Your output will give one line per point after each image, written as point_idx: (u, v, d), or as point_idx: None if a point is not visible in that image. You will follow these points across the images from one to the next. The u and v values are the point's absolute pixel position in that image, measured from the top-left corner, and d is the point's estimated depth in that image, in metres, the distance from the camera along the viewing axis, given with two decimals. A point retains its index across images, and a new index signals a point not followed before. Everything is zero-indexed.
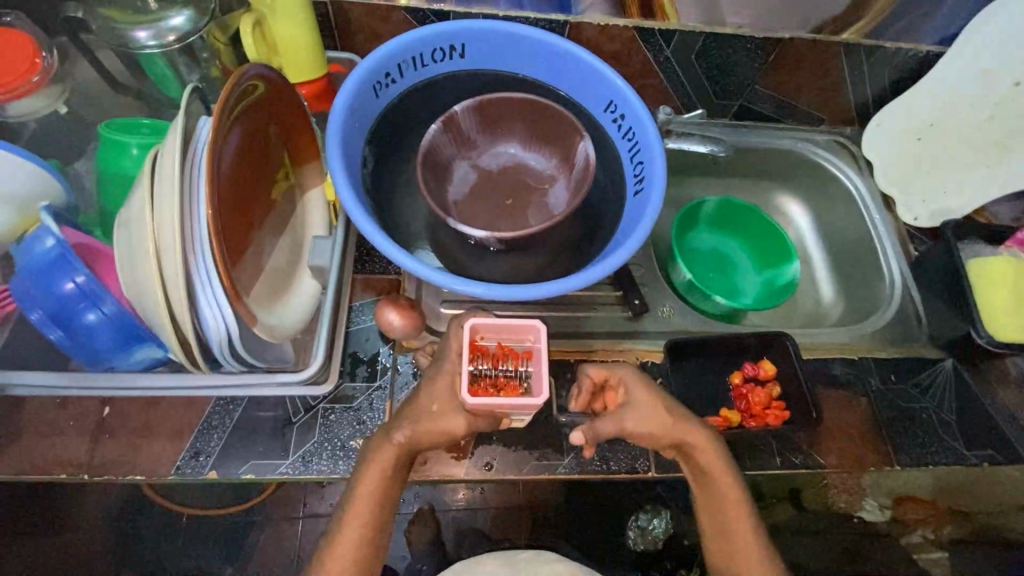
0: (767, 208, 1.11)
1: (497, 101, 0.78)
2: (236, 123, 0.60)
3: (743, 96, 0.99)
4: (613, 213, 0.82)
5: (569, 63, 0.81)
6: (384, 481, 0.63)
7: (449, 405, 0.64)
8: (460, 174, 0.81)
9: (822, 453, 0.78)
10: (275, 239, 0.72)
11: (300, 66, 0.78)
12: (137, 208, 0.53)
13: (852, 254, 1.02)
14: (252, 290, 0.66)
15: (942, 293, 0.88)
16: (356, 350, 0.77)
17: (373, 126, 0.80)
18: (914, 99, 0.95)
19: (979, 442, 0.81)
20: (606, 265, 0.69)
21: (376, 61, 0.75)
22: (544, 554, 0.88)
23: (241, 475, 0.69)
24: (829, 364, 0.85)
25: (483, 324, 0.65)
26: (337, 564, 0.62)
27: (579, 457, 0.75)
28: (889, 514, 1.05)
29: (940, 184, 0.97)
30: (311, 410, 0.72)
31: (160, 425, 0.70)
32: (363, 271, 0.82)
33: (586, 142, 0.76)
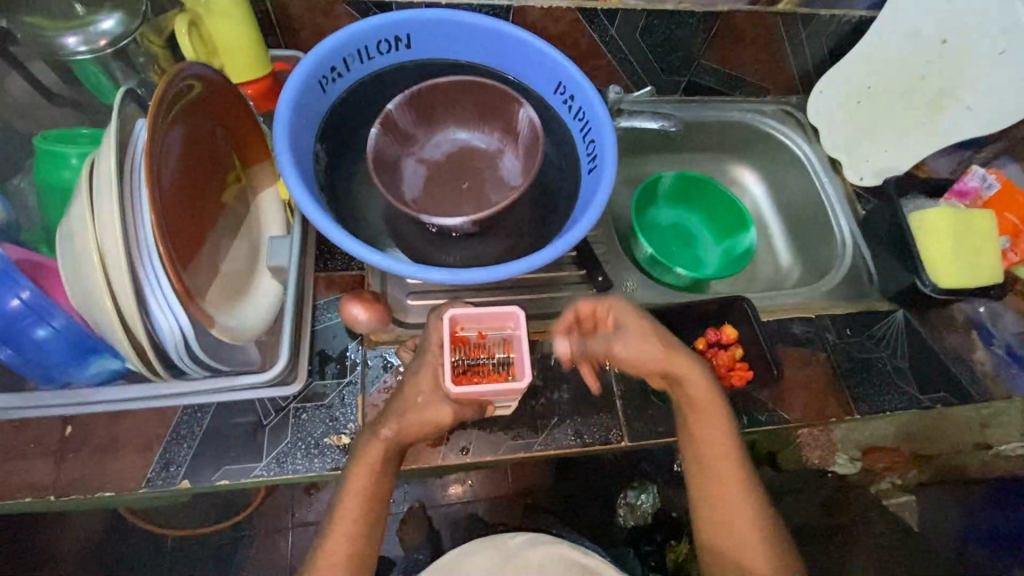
0: (722, 179, 1.14)
1: (440, 89, 0.78)
2: (175, 125, 0.59)
3: (690, 71, 1.01)
4: (570, 193, 0.84)
5: (514, 47, 0.81)
6: (373, 478, 0.60)
7: (434, 396, 0.62)
8: (410, 171, 0.81)
9: (786, 409, 0.81)
10: (230, 241, 0.71)
11: (241, 65, 0.77)
12: (77, 216, 0.51)
13: (805, 218, 1.06)
14: (209, 292, 0.64)
15: (889, 247, 0.91)
16: (324, 348, 0.76)
17: (323, 122, 0.79)
18: (851, 64, 0.99)
19: (932, 386, 0.85)
20: (563, 243, 0.70)
21: (319, 55, 0.74)
22: (535, 538, 0.86)
23: (215, 481, 0.68)
24: (788, 323, 0.88)
25: (462, 314, 0.64)
26: (331, 563, 0.59)
27: (553, 434, 0.76)
28: (860, 466, 1.04)
29: (880, 144, 1.01)
30: (283, 410, 0.72)
31: (126, 438, 0.69)
32: (326, 269, 0.81)
33: (527, 108, 0.77)
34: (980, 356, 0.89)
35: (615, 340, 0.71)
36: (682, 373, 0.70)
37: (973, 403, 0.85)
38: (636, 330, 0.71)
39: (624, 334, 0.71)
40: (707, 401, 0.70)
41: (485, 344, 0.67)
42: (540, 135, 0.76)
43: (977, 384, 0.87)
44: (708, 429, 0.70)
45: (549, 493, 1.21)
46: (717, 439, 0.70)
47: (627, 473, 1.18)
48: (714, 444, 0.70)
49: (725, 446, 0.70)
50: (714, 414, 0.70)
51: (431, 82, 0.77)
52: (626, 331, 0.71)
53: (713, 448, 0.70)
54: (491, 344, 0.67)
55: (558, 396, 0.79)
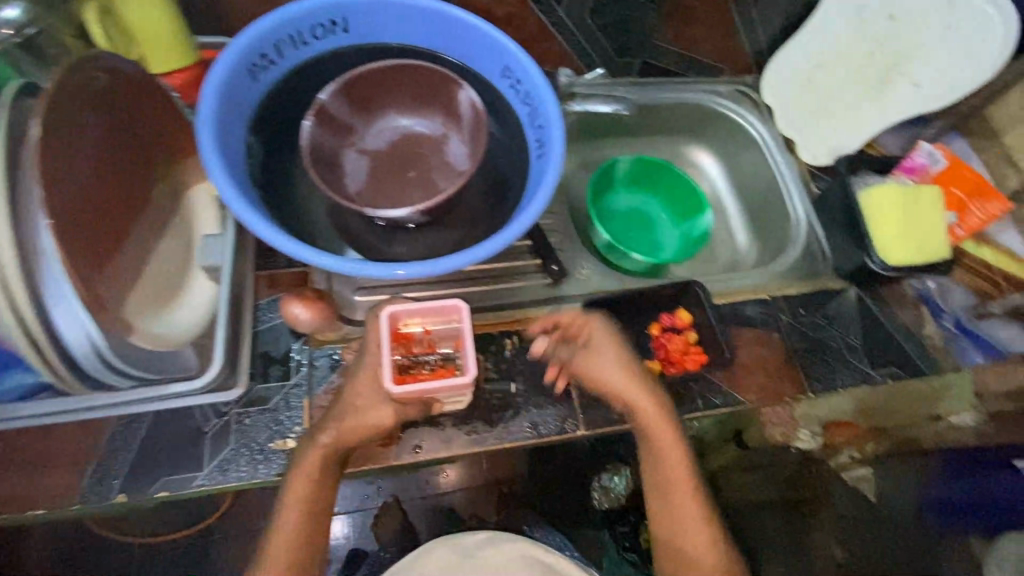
0: (680, 162, 1.14)
1: (373, 77, 0.76)
2: (86, 116, 0.56)
3: (643, 52, 0.99)
4: (520, 180, 0.82)
5: (455, 29, 0.78)
6: (312, 486, 0.59)
7: (375, 397, 0.60)
8: (351, 162, 0.78)
9: (742, 392, 0.81)
10: (158, 241, 0.67)
11: (162, 52, 0.72)
12: None
13: (761, 199, 1.06)
14: (131, 296, 0.61)
15: (841, 225, 0.92)
16: (267, 350, 0.73)
17: (256, 112, 0.75)
18: (802, 42, 0.98)
19: (882, 361, 0.87)
20: (509, 232, 0.68)
21: (247, 41, 0.70)
22: (494, 538, 0.85)
23: (153, 493, 0.65)
24: (742, 305, 0.88)
25: (402, 311, 0.63)
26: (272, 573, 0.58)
27: (509, 426, 0.75)
28: (822, 441, 1.06)
29: (833, 123, 1.01)
30: (224, 416, 0.69)
31: (57, 452, 0.66)
32: (267, 267, 0.78)
33: (467, 90, 0.76)
34: (930, 331, 0.91)
35: (581, 356, 0.77)
36: (639, 395, 0.74)
37: (922, 376, 0.87)
38: (605, 346, 0.77)
39: (595, 349, 0.77)
40: (657, 416, 0.74)
41: (431, 339, 0.65)
42: (483, 120, 0.75)
43: (926, 358, 0.88)
44: (663, 440, 0.74)
45: (525, 485, 1.22)
46: (669, 449, 0.74)
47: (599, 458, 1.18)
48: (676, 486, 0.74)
49: (677, 455, 0.74)
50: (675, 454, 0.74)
51: (366, 69, 0.75)
52: (594, 347, 0.77)
53: (667, 458, 0.74)
54: (438, 339, 0.65)
55: (512, 387, 0.77)
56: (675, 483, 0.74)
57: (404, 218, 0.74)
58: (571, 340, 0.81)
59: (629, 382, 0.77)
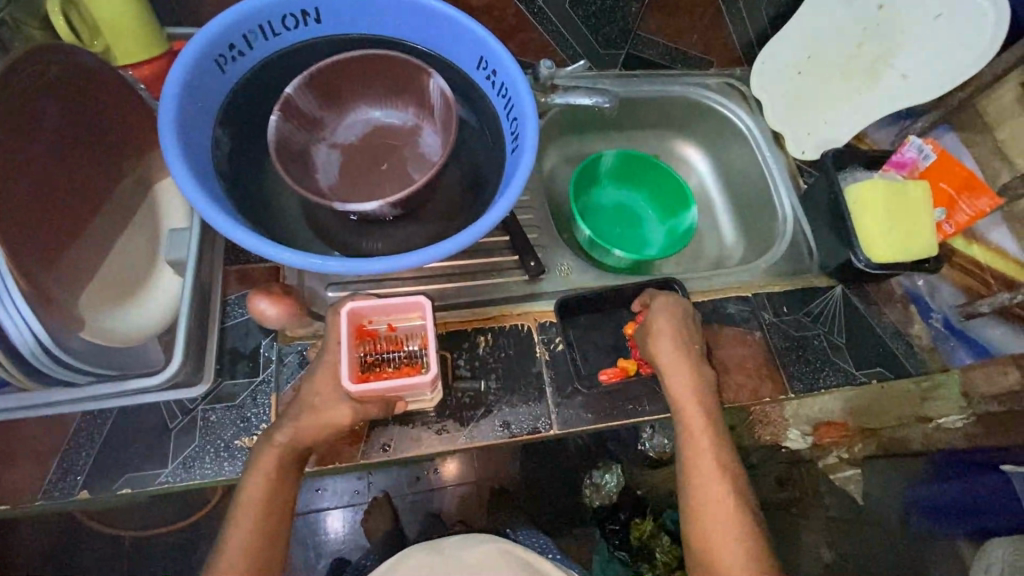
0: (667, 157, 1.12)
1: (341, 69, 0.75)
2: (36, 112, 0.55)
3: (627, 43, 0.97)
4: (496, 174, 0.80)
5: (428, 19, 0.77)
6: (269, 486, 0.57)
7: (333, 396, 0.59)
8: (322, 157, 0.77)
9: (720, 391, 0.80)
10: (121, 236, 0.66)
11: (128, 43, 0.71)
12: None
13: (749, 195, 1.04)
14: (84, 294, 0.60)
15: (828, 221, 0.90)
16: (235, 346, 0.72)
17: (225, 104, 0.74)
18: (791, 33, 0.95)
19: (867, 362, 0.86)
20: (478, 226, 0.66)
21: (214, 31, 0.69)
22: (468, 538, 0.83)
23: (117, 490, 0.65)
24: (724, 303, 0.86)
25: (362, 307, 0.61)
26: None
27: (480, 425, 0.74)
28: (811, 440, 1.00)
29: (821, 116, 0.99)
30: (190, 412, 0.68)
31: (21, 448, 0.65)
32: (238, 262, 0.77)
33: (436, 78, 0.74)
34: (917, 330, 0.89)
35: (642, 330, 0.77)
36: (670, 368, 0.73)
37: (908, 376, 0.86)
38: (661, 317, 0.75)
39: (655, 319, 0.75)
40: (688, 391, 0.72)
41: (396, 336, 0.65)
42: (452, 105, 0.74)
43: (912, 357, 0.87)
44: (691, 415, 0.71)
45: (518, 483, 1.19)
46: (696, 423, 0.71)
47: (592, 455, 1.18)
48: (708, 474, 0.68)
49: (705, 433, 0.70)
50: (704, 436, 0.70)
51: (332, 60, 0.74)
52: (653, 317, 0.76)
53: (694, 433, 0.70)
54: (403, 336, 0.65)
55: (484, 385, 0.76)
56: (701, 464, 0.69)
57: (379, 211, 0.73)
58: (546, 338, 0.80)
59: (605, 381, 0.77)
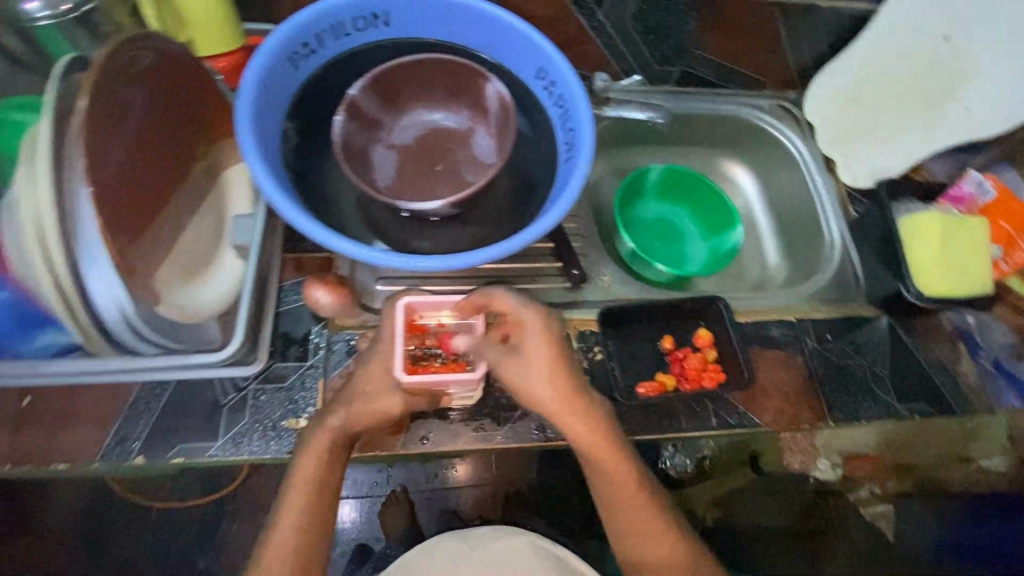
0: (713, 176, 1.11)
1: (403, 71, 0.78)
2: (131, 90, 0.57)
3: (682, 60, 0.97)
4: (547, 183, 0.82)
5: (492, 29, 0.79)
6: (319, 468, 0.60)
7: (384, 386, 0.62)
8: (380, 158, 0.80)
9: (757, 413, 0.80)
10: (192, 218, 0.69)
11: (210, 36, 0.74)
12: (19, 180, 0.49)
13: (796, 219, 1.03)
14: (159, 271, 0.64)
15: (877, 251, 0.89)
16: (287, 330, 0.75)
17: (295, 99, 0.78)
18: (850, 59, 0.96)
19: (910, 395, 0.84)
20: (532, 232, 0.68)
21: (292, 30, 0.72)
22: (499, 530, 0.84)
23: (170, 459, 0.68)
24: (766, 325, 0.86)
25: (417, 303, 0.65)
26: (275, 554, 0.58)
27: (517, 426, 0.75)
28: (840, 471, 0.99)
29: (876, 144, 0.97)
30: (242, 390, 0.71)
31: (84, 413, 0.69)
32: (295, 250, 0.80)
33: (495, 82, 0.77)
34: (965, 369, 0.86)
35: (507, 362, 0.65)
36: (561, 410, 0.65)
37: (954, 416, 0.83)
38: (532, 344, 0.64)
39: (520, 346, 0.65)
40: (587, 430, 0.65)
41: (445, 333, 0.68)
42: (511, 108, 0.76)
43: (957, 396, 0.84)
44: (598, 454, 0.66)
45: (535, 491, 1.19)
46: (601, 449, 0.65)
47: None
48: (620, 493, 0.66)
49: (614, 457, 0.66)
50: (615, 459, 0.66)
51: (398, 62, 0.77)
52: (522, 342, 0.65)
53: (602, 460, 0.66)
54: (453, 333, 0.68)
55: None
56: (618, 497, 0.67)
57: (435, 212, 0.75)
58: (584, 346, 0.80)
59: (642, 395, 0.77)
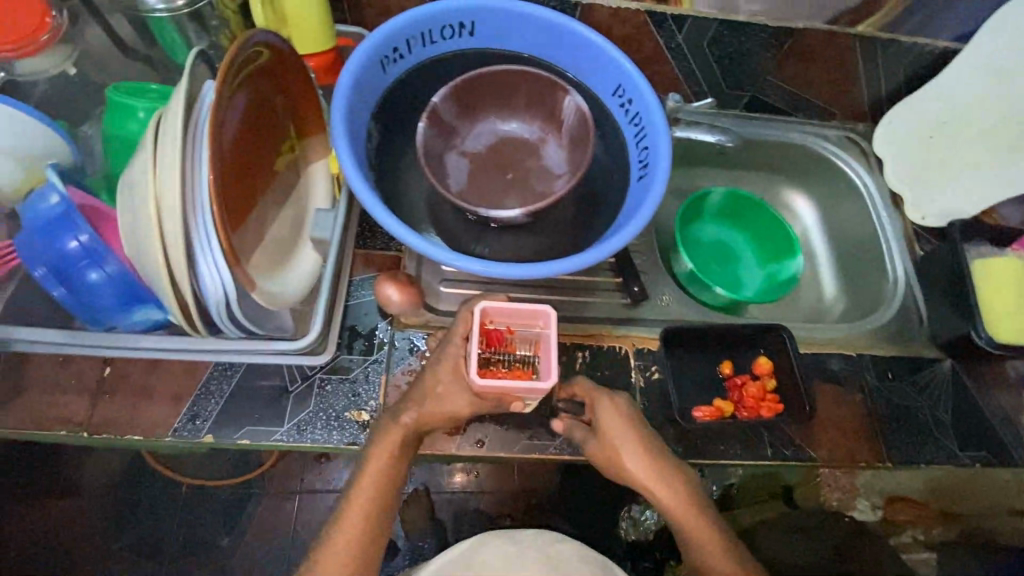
0: (773, 202, 1.10)
1: (483, 80, 0.79)
2: (240, 90, 0.62)
3: (755, 86, 0.97)
4: (616, 199, 0.82)
5: (576, 44, 0.80)
6: (390, 459, 0.64)
7: (454, 386, 0.64)
8: (453, 164, 0.81)
9: (814, 447, 0.78)
10: (277, 210, 0.72)
11: (307, 38, 0.77)
12: (140, 169, 0.54)
13: (857, 253, 1.02)
14: (253, 257, 0.67)
15: (945, 293, 0.87)
16: (354, 324, 0.77)
17: (380, 100, 0.80)
18: (929, 97, 0.95)
19: (972, 443, 0.81)
20: (609, 246, 0.69)
21: (385, 34, 0.75)
22: (546, 535, 0.85)
23: (237, 440, 0.70)
24: (826, 358, 0.85)
25: (493, 308, 0.65)
26: (345, 534, 0.63)
27: (570, 440, 0.75)
28: (880, 515, 1.04)
29: (950, 185, 0.96)
30: (308, 379, 0.73)
31: (158, 387, 0.71)
32: (365, 246, 0.82)
33: (574, 95, 0.78)
34: None
35: (594, 442, 0.71)
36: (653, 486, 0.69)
37: (1015, 466, 0.80)
38: (613, 421, 0.70)
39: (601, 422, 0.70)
40: (677, 502, 0.69)
41: (513, 340, 0.67)
42: (589, 120, 0.77)
43: (1021, 447, 0.81)
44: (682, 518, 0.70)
45: (552, 497, 1.19)
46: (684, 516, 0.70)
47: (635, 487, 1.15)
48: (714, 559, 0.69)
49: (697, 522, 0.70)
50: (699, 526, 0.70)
51: (479, 71, 0.78)
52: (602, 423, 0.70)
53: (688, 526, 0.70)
54: (519, 340, 0.67)
55: None
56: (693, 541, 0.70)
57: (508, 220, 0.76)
58: (642, 365, 0.81)
59: (699, 418, 0.77)
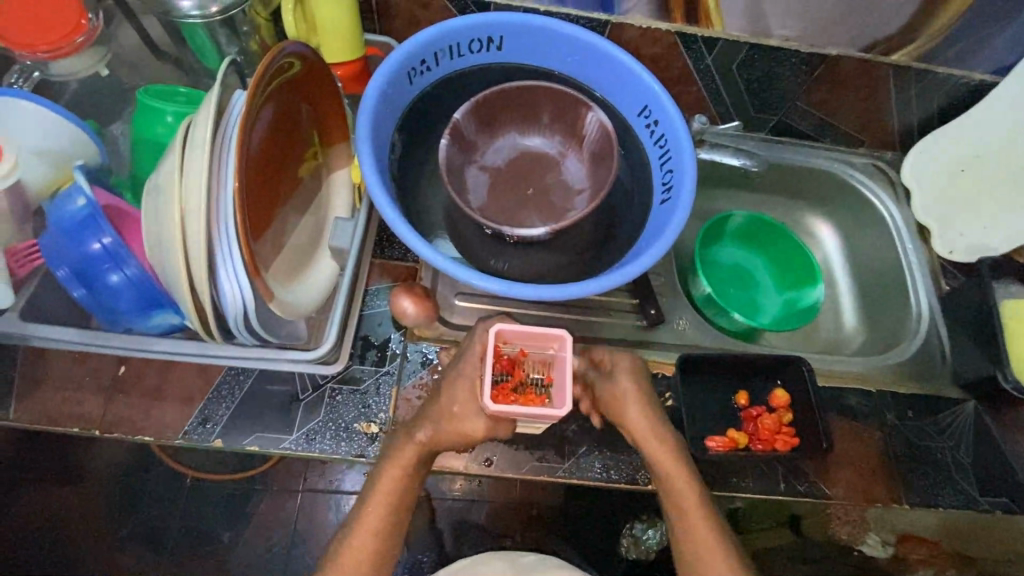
0: (795, 228, 1.08)
1: (506, 96, 0.78)
2: (269, 100, 0.62)
3: (783, 110, 0.96)
4: (637, 221, 0.81)
5: (603, 64, 0.79)
6: (405, 477, 0.63)
7: (471, 408, 0.63)
8: (473, 179, 0.80)
9: (828, 484, 0.77)
10: (299, 217, 0.73)
11: (336, 47, 0.77)
12: (166, 176, 0.54)
13: (879, 284, 1.00)
14: (271, 266, 0.67)
15: (971, 332, 0.85)
16: (367, 334, 0.77)
17: (404, 111, 0.80)
18: (964, 129, 0.93)
19: (993, 489, 0.79)
20: (630, 269, 0.68)
21: (413, 47, 0.75)
22: (548, 560, 0.83)
23: (246, 446, 0.70)
24: (844, 393, 0.83)
25: (508, 331, 0.64)
26: (354, 553, 0.63)
27: (579, 463, 0.74)
28: (891, 551, 1.02)
29: (978, 219, 0.95)
30: (319, 388, 0.73)
31: (171, 389, 0.71)
32: (382, 256, 0.81)
33: (598, 113, 0.77)
34: None
35: (600, 386, 0.71)
36: (651, 434, 0.68)
37: None
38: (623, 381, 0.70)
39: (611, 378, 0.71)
40: (668, 455, 0.67)
41: (525, 363, 0.67)
42: (613, 140, 0.76)
43: None
44: (671, 473, 0.67)
45: (556, 514, 1.15)
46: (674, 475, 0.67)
47: (637, 506, 1.13)
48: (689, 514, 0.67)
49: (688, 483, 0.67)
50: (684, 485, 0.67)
51: (504, 87, 0.77)
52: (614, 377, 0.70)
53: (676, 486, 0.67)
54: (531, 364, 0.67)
55: (589, 425, 0.76)
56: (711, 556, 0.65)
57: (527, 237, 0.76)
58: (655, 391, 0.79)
59: (713, 448, 0.75)
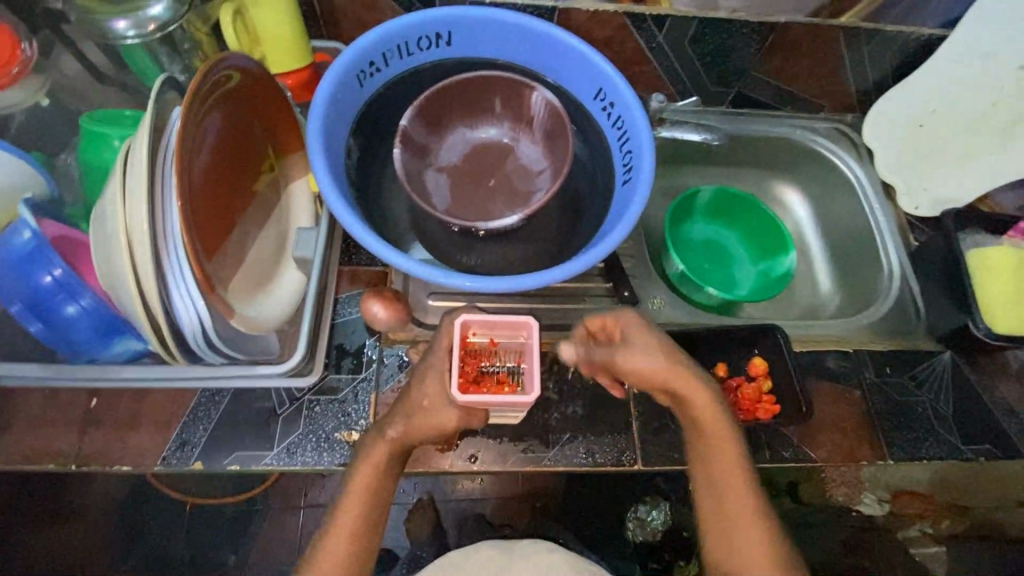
0: (765, 198, 1.09)
1: (454, 93, 0.77)
2: (211, 113, 0.61)
3: (739, 82, 0.96)
4: (600, 203, 0.81)
5: (550, 49, 0.79)
6: (375, 476, 0.63)
7: (440, 401, 0.63)
8: (433, 181, 0.79)
9: (812, 447, 0.78)
10: (258, 230, 0.72)
11: (282, 56, 0.77)
12: (109, 200, 0.53)
13: (850, 247, 1.00)
14: (233, 282, 0.67)
15: (941, 285, 0.86)
16: (342, 342, 0.76)
17: (357, 116, 0.79)
18: (919, 85, 0.94)
19: (975, 436, 0.80)
20: (593, 253, 0.68)
21: (358, 51, 0.74)
22: (538, 543, 0.83)
23: (227, 466, 0.69)
24: (822, 355, 0.83)
25: (473, 320, 0.65)
26: (329, 561, 0.61)
27: (565, 450, 0.74)
28: (887, 508, 1.01)
29: (939, 174, 0.96)
30: (297, 401, 0.72)
31: (145, 416, 0.70)
32: (350, 263, 0.81)
33: (550, 99, 0.76)
34: None
35: (619, 352, 0.66)
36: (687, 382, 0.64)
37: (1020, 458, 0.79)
38: (638, 338, 0.66)
39: (627, 343, 0.65)
40: (706, 402, 0.65)
41: (496, 352, 0.67)
42: (568, 124, 0.75)
43: None
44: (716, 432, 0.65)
45: (557, 501, 1.15)
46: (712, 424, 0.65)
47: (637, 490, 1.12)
48: (731, 490, 0.64)
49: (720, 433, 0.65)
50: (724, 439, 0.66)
51: (451, 83, 0.76)
52: (630, 342, 0.65)
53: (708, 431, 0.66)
54: (503, 352, 0.67)
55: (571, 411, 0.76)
56: (744, 543, 0.62)
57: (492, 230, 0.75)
58: None
59: None
